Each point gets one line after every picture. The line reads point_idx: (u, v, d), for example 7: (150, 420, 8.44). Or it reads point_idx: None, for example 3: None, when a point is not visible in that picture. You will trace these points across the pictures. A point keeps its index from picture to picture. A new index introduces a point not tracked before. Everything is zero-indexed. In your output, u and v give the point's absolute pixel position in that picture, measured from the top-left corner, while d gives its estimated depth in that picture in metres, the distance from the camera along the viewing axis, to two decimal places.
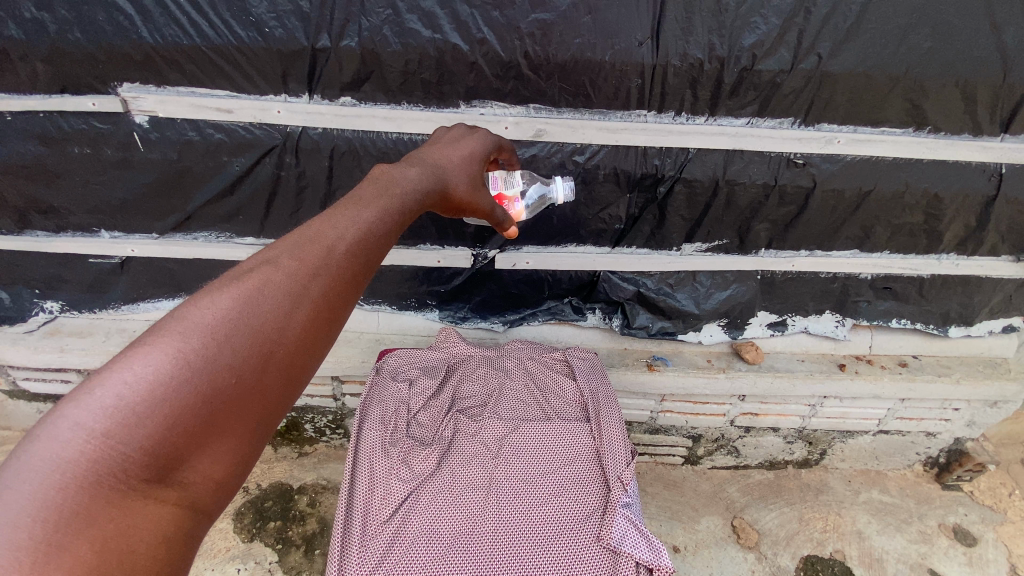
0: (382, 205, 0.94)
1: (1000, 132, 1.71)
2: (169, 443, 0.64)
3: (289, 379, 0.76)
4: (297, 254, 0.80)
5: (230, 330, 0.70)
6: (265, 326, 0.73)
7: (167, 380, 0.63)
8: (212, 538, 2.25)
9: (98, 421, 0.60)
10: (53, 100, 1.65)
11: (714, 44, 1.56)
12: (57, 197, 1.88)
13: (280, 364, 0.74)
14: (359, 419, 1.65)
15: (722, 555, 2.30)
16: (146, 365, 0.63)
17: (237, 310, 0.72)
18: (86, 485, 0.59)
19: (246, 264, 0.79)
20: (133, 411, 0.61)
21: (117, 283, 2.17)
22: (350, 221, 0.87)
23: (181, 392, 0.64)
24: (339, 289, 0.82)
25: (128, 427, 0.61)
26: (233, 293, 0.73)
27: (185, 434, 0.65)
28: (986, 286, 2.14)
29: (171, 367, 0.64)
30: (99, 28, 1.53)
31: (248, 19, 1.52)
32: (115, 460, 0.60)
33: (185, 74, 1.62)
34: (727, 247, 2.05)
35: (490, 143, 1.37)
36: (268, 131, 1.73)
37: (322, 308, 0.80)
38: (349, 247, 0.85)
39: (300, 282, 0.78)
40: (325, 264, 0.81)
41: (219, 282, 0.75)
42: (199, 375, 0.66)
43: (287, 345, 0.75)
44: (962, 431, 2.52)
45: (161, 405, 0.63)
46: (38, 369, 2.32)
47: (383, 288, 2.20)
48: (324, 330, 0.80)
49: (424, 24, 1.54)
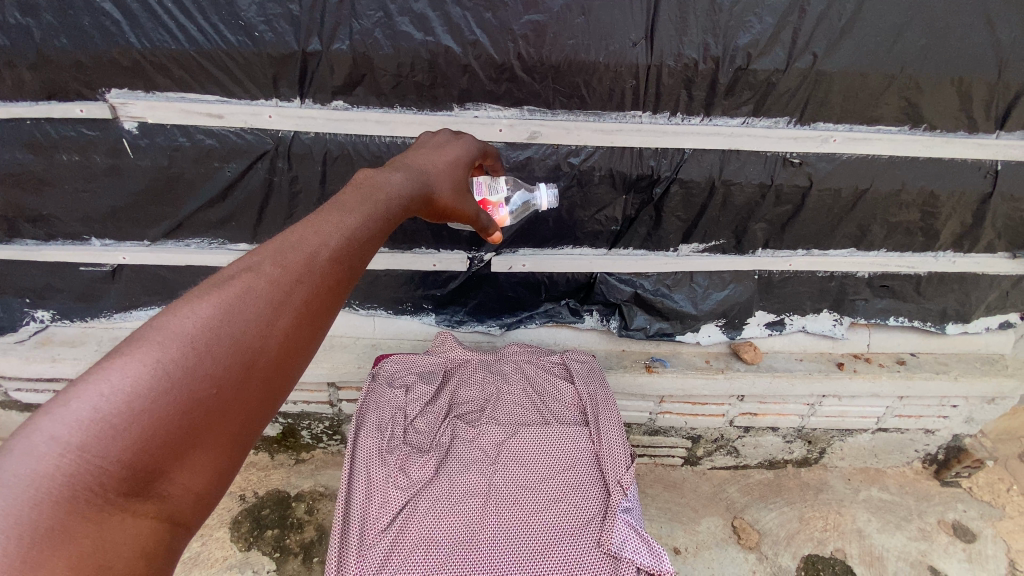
0: (369, 210, 0.92)
1: (996, 129, 1.70)
2: (148, 456, 0.62)
3: (270, 388, 0.74)
4: (279, 261, 0.78)
5: (211, 341, 0.69)
6: (247, 335, 0.72)
7: (146, 392, 0.62)
8: (210, 546, 2.23)
9: (74, 435, 0.58)
10: (41, 107, 1.63)
11: (709, 44, 1.55)
12: (46, 205, 1.85)
13: (263, 373, 0.73)
14: (355, 426, 1.63)
15: (722, 556, 2.29)
16: (123, 376, 0.61)
17: (218, 319, 0.70)
18: (62, 500, 0.57)
19: (225, 271, 0.77)
20: (111, 424, 0.59)
21: (109, 291, 2.14)
22: (334, 227, 0.86)
23: (161, 405, 0.63)
24: (323, 297, 0.81)
25: (105, 441, 0.59)
26: (213, 302, 0.71)
27: (164, 447, 0.63)
28: (983, 283, 2.14)
29: (150, 379, 0.63)
30: (86, 34, 1.50)
31: (238, 23, 1.50)
32: (92, 475, 0.58)
33: (174, 79, 1.59)
34: (724, 247, 2.04)
35: (475, 149, 1.35)
36: (260, 136, 1.71)
37: (305, 316, 0.78)
38: (332, 254, 0.83)
39: (283, 290, 0.76)
40: (308, 271, 0.79)
41: (198, 290, 0.73)
42: (178, 387, 0.64)
43: (270, 354, 0.74)
44: (960, 428, 2.52)
45: (139, 419, 0.61)
46: (31, 380, 2.29)
47: (378, 293, 2.19)
48: (306, 338, 0.78)
49: (416, 26, 1.53)
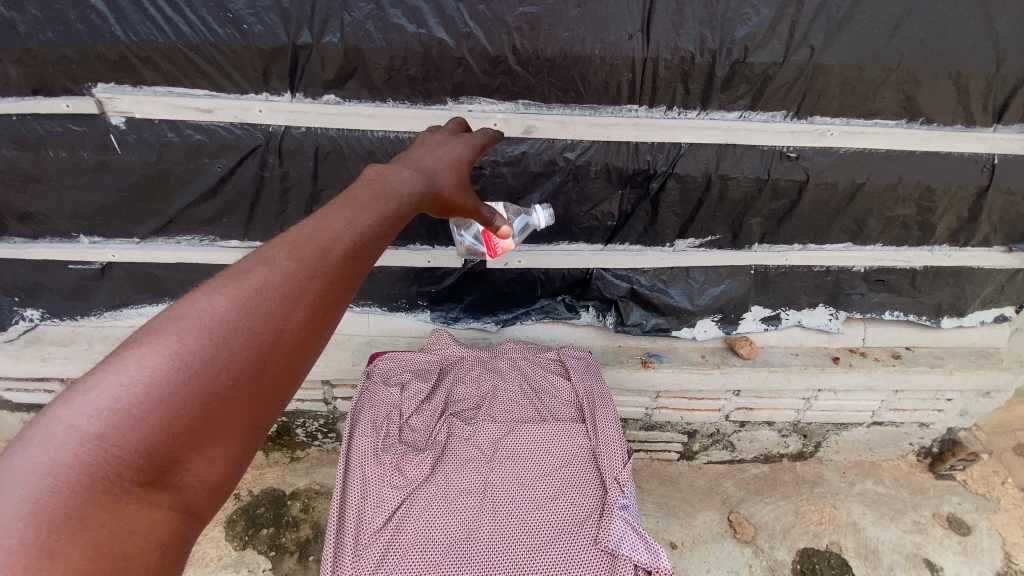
0: (380, 208, 0.91)
1: (993, 122, 1.70)
2: (164, 446, 0.60)
3: (284, 382, 0.72)
4: (294, 255, 0.77)
5: (228, 332, 0.67)
6: (263, 327, 0.70)
7: (164, 382, 0.60)
8: (204, 546, 2.21)
9: (92, 424, 0.56)
10: (26, 102, 1.59)
11: (706, 37, 1.53)
12: (33, 202, 1.82)
13: (277, 366, 0.71)
14: (350, 424, 1.62)
15: (719, 550, 2.29)
16: (141, 367, 0.59)
17: (235, 310, 0.68)
18: (80, 489, 0.55)
19: (241, 264, 0.74)
20: (129, 414, 0.58)
21: (99, 289, 2.11)
22: (346, 223, 0.84)
23: (178, 396, 0.61)
24: (337, 292, 0.79)
25: (123, 430, 0.57)
26: (230, 294, 0.69)
27: (180, 438, 0.61)
28: (978, 277, 2.15)
29: (168, 369, 0.61)
30: (71, 27, 1.47)
31: (226, 15, 1.47)
32: (109, 464, 0.57)
33: (162, 73, 1.56)
34: (720, 242, 2.03)
35: (476, 143, 1.34)
36: (250, 131, 1.68)
37: (319, 310, 0.76)
38: (345, 248, 0.81)
39: (297, 284, 0.74)
40: (322, 266, 0.78)
41: (214, 283, 0.71)
42: (195, 377, 0.62)
43: (286, 346, 0.72)
44: (954, 421, 2.54)
45: (155, 409, 0.59)
46: (20, 380, 2.26)
47: (372, 290, 2.16)
48: (319, 332, 0.76)
49: (408, 18, 1.50)
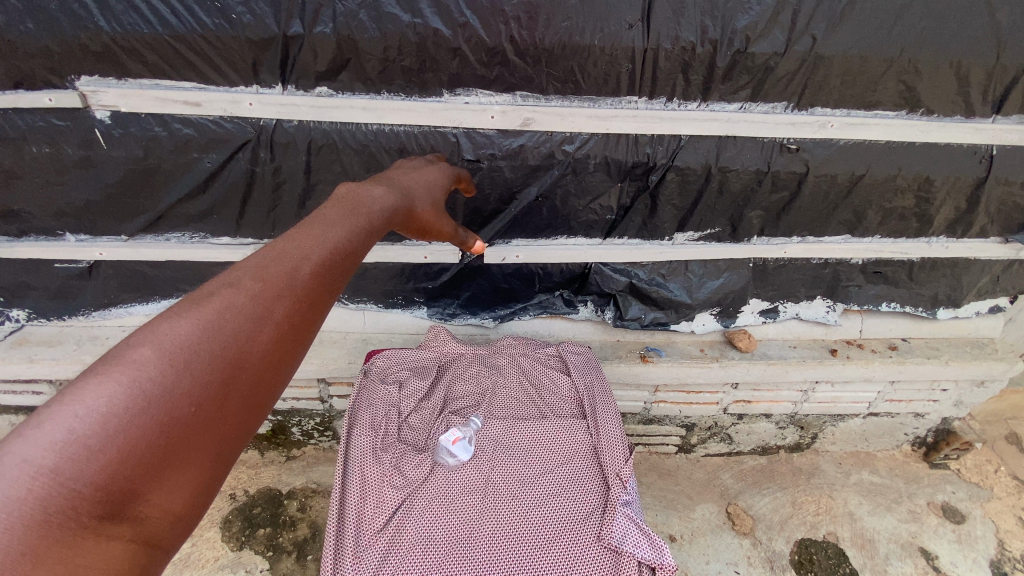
0: (350, 224, 0.87)
1: (992, 113, 1.69)
2: (125, 478, 0.55)
3: (252, 404, 0.68)
4: (261, 274, 0.73)
5: (191, 357, 0.62)
6: (227, 350, 0.65)
7: (122, 411, 0.55)
8: (200, 547, 2.18)
9: (47, 458, 0.51)
10: (6, 96, 1.53)
11: (706, 26, 1.50)
12: (16, 200, 1.76)
13: (244, 389, 0.67)
14: (348, 424, 1.59)
15: (718, 542, 2.29)
16: (97, 398, 0.55)
17: (199, 335, 0.63)
18: (33, 525, 0.49)
19: (206, 287, 0.70)
20: (86, 446, 0.53)
21: (88, 287, 2.06)
22: (315, 241, 0.80)
23: (138, 425, 0.56)
24: (306, 310, 0.75)
25: (81, 462, 0.52)
26: (193, 316, 0.64)
27: (140, 467, 0.56)
28: (974, 268, 2.16)
29: (127, 398, 0.56)
30: (51, 17, 1.41)
31: (214, 4, 1.43)
32: (64, 497, 0.51)
33: (147, 64, 1.51)
34: (718, 235, 2.02)
35: (448, 172, 1.43)
36: (240, 124, 1.64)
37: (287, 330, 0.72)
38: (315, 266, 0.78)
39: (264, 304, 0.70)
40: (290, 285, 0.74)
41: (178, 305, 0.66)
42: (156, 405, 0.58)
43: (252, 368, 0.68)
44: (949, 411, 2.56)
45: (114, 439, 0.54)
46: (7, 382, 2.20)
47: (368, 286, 2.13)
48: (287, 353, 0.72)
49: (402, 7, 1.46)
